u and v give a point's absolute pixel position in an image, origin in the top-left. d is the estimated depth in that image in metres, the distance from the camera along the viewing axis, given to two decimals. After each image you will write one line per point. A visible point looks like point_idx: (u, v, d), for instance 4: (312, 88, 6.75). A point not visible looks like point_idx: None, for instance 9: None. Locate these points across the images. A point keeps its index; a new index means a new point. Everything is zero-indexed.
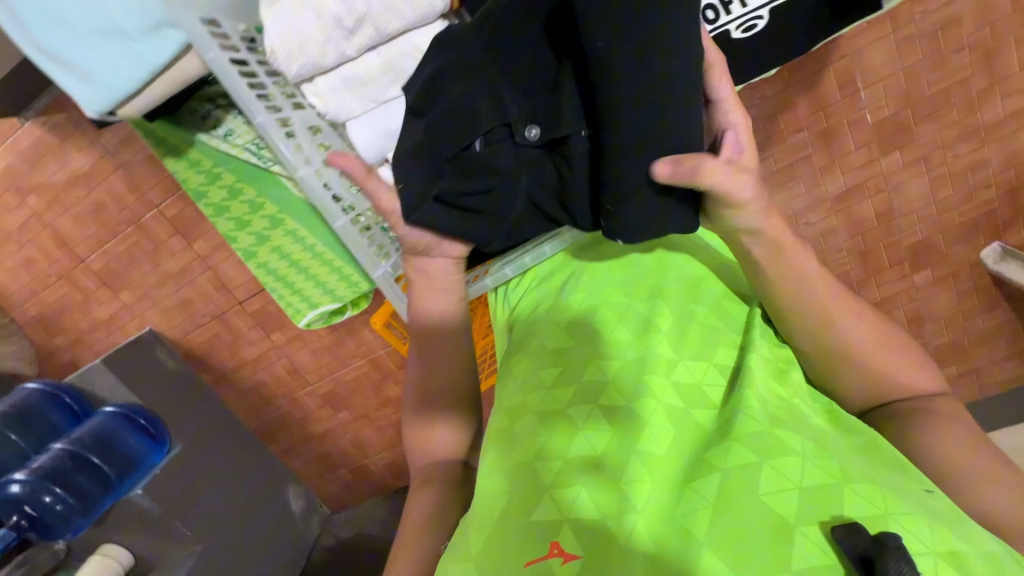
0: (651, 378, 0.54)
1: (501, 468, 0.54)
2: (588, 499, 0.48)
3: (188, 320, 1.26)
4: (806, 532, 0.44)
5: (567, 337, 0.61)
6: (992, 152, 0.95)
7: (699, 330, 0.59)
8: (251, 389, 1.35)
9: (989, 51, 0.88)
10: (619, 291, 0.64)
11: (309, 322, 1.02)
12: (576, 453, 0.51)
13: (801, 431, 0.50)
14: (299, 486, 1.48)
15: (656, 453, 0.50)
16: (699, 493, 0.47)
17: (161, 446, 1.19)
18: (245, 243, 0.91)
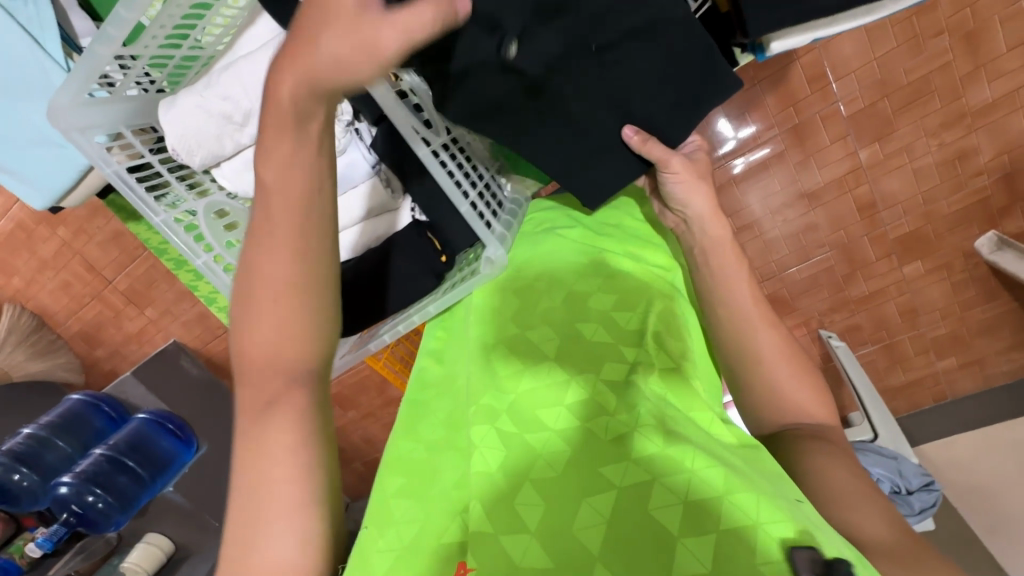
0: (545, 408, 0.52)
1: (411, 495, 0.52)
2: (485, 517, 0.45)
3: (207, 332, 1.38)
4: (686, 546, 0.41)
5: (477, 360, 0.59)
6: (982, 138, 0.90)
7: (584, 350, 0.56)
8: None
9: (972, 32, 0.83)
10: (521, 313, 0.63)
11: None
12: (479, 482, 0.48)
13: (692, 441, 0.47)
14: None
15: (551, 475, 0.47)
16: (594, 509, 0.44)
17: (189, 446, 1.32)
18: (205, 290, 0.98)
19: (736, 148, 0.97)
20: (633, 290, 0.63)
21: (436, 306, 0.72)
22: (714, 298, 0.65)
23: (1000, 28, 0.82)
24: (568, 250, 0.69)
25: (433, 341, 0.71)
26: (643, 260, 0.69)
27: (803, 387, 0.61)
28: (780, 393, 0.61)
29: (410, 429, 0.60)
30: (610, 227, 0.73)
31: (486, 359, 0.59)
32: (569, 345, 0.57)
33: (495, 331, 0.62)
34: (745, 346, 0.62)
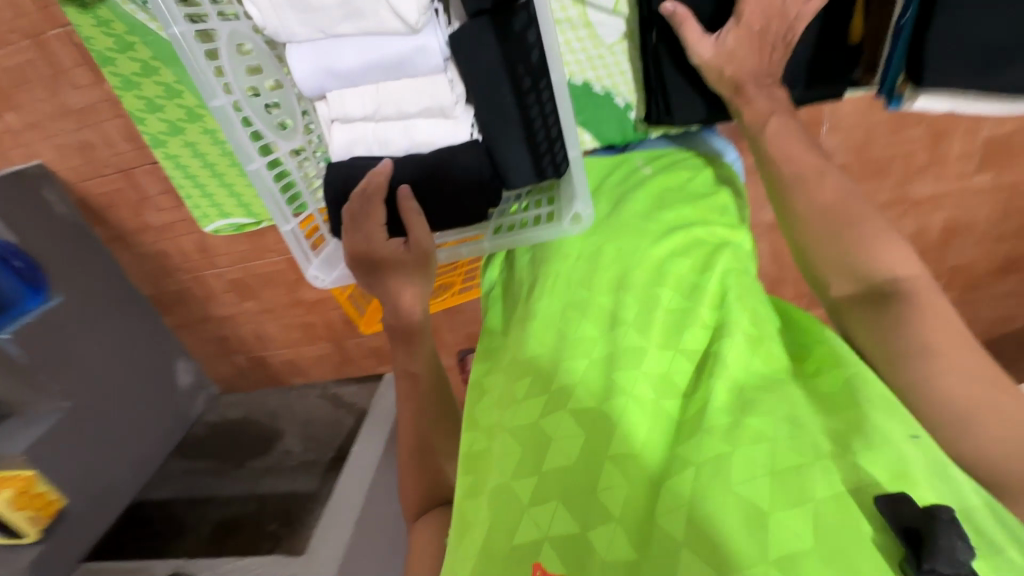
0: (621, 376, 0.51)
1: (473, 495, 0.51)
2: (567, 514, 0.45)
3: (89, 167, 1.12)
4: (780, 519, 0.40)
5: (551, 316, 0.58)
6: (908, 223, 1.04)
7: (665, 317, 0.55)
8: (150, 255, 1.26)
9: (941, 132, 0.93)
10: (586, 284, 0.60)
11: (219, 228, 0.93)
12: (557, 473, 0.47)
13: (773, 411, 0.46)
14: (190, 361, 1.45)
15: (629, 453, 0.47)
16: (675, 488, 0.44)
17: (37, 294, 1.14)
18: (155, 129, 0.81)
19: None
20: (708, 251, 0.60)
21: (493, 246, 0.66)
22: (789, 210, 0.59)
23: (962, 137, 0.93)
24: (631, 215, 0.64)
25: (490, 302, 0.69)
26: (711, 221, 0.63)
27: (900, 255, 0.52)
28: (874, 282, 0.52)
29: (470, 421, 0.57)
30: (682, 188, 0.67)
31: (556, 333, 0.57)
32: (646, 312, 0.55)
33: (562, 296, 0.59)
34: (828, 251, 0.55)
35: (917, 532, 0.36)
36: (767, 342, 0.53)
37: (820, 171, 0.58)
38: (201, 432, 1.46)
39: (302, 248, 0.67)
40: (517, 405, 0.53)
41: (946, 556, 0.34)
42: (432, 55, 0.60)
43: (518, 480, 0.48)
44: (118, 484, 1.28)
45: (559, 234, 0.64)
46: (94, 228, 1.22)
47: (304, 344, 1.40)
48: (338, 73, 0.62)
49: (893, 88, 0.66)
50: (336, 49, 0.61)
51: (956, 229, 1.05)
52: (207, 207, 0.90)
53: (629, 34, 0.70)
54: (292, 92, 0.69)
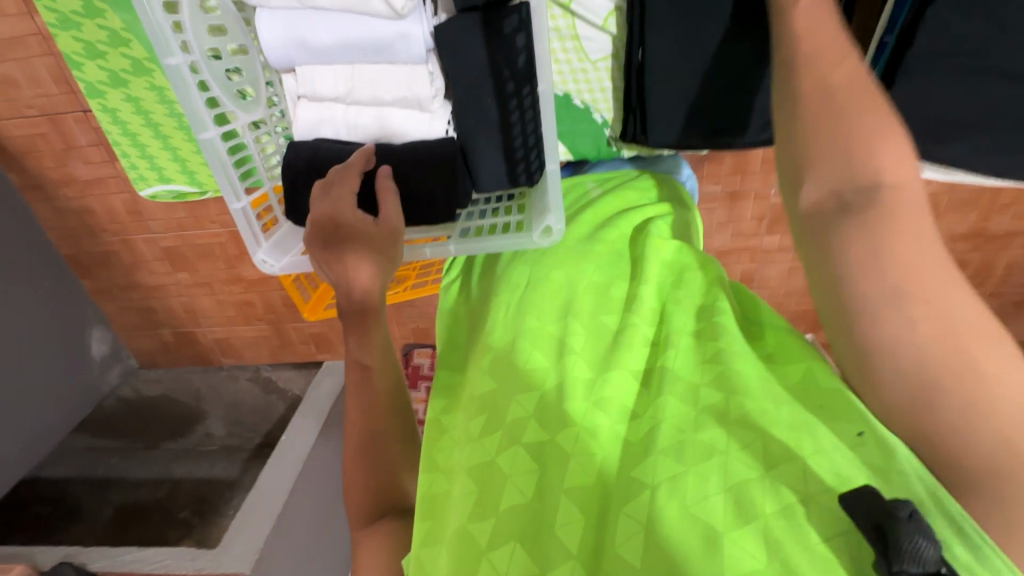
0: (572, 404, 0.50)
1: (432, 543, 0.47)
2: (524, 554, 0.43)
3: (7, 106, 1.00)
4: (733, 538, 0.39)
5: (501, 345, 0.57)
6: None
7: (614, 339, 0.56)
8: (72, 211, 1.15)
9: None
10: (540, 311, 0.59)
11: (156, 193, 0.87)
12: (511, 512, 0.45)
13: (721, 419, 0.46)
14: (107, 330, 1.34)
15: (584, 485, 0.46)
16: (631, 514, 0.43)
17: None
18: (92, 76, 0.73)
19: None
20: (663, 261, 0.61)
21: (458, 249, 0.65)
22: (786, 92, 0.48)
23: None
24: (569, 242, 0.65)
25: (444, 328, 0.67)
26: (662, 224, 0.65)
27: (895, 156, 0.43)
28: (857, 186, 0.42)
29: (428, 464, 0.55)
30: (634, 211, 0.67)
31: (508, 363, 0.55)
32: (597, 338, 0.56)
33: (520, 325, 0.58)
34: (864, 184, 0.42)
35: (880, 531, 0.34)
36: (720, 315, 0.54)
37: (841, 55, 0.48)
38: (111, 408, 1.33)
39: (251, 228, 0.63)
40: (473, 444, 0.51)
41: (908, 555, 0.32)
42: (414, 44, 0.58)
43: (475, 522, 0.45)
44: (8, 460, 1.15)
45: (529, 246, 0.64)
46: (7, 174, 1.10)
47: (238, 323, 1.31)
48: (312, 50, 0.60)
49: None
50: (313, 23, 0.58)
51: None
52: (145, 169, 0.83)
53: (614, 54, 0.71)
54: (257, 61, 0.65)
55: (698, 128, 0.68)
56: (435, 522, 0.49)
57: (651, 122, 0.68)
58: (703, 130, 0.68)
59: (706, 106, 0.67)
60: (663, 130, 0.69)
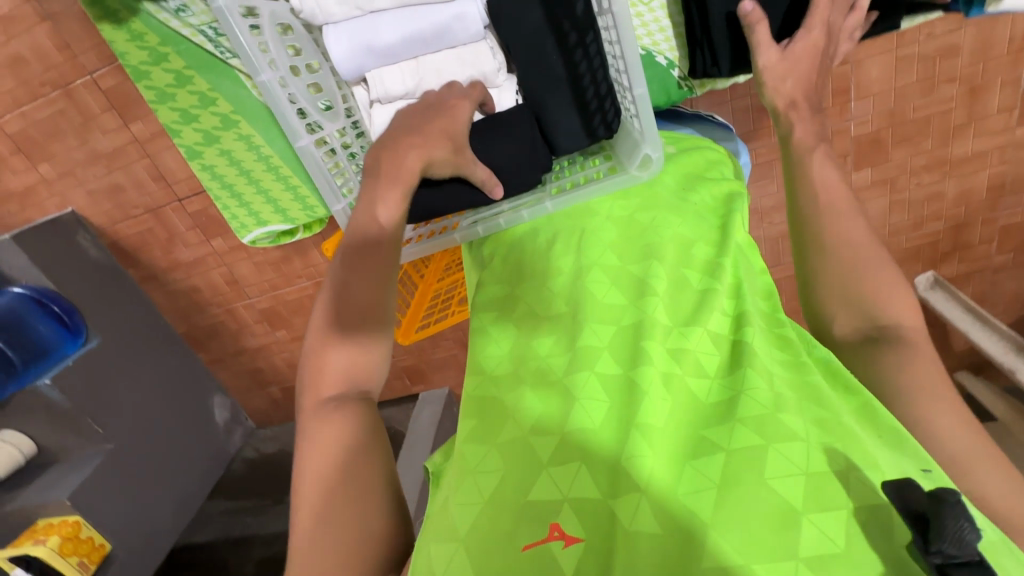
0: (649, 344, 0.49)
1: (477, 439, 0.50)
2: (589, 476, 0.44)
3: (118, 210, 1.15)
4: (811, 519, 0.40)
5: (566, 279, 0.57)
6: (949, 186, 1.01)
7: (692, 299, 0.54)
8: (181, 292, 1.28)
9: (976, 86, 0.90)
10: (618, 248, 0.58)
11: (256, 241, 0.91)
12: (577, 437, 0.46)
13: (803, 411, 0.46)
14: (225, 397, 1.45)
15: (656, 426, 0.45)
16: (703, 473, 0.43)
17: (75, 337, 1.13)
18: (190, 139, 0.80)
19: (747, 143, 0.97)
20: (727, 237, 0.58)
21: (558, 204, 0.64)
22: (810, 236, 0.57)
23: (998, 91, 0.90)
24: (660, 192, 0.62)
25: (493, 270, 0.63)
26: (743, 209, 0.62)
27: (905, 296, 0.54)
28: (883, 325, 0.54)
29: (473, 366, 0.56)
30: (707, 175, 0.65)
31: (577, 294, 0.55)
32: (673, 292, 0.54)
33: (589, 255, 0.57)
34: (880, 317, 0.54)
35: (925, 515, 0.37)
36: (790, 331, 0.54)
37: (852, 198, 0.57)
38: (237, 469, 1.44)
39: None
40: (541, 362, 0.52)
41: (952, 536, 0.35)
42: (474, 22, 0.64)
43: (537, 437, 0.47)
44: (164, 523, 1.27)
45: (629, 182, 0.63)
46: (126, 271, 1.24)
47: None
48: (379, 50, 0.64)
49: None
50: (376, 24, 0.63)
51: (1004, 186, 1.01)
52: (245, 218, 0.88)
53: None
54: (329, 78, 0.69)
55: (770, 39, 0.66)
56: (484, 432, 0.50)
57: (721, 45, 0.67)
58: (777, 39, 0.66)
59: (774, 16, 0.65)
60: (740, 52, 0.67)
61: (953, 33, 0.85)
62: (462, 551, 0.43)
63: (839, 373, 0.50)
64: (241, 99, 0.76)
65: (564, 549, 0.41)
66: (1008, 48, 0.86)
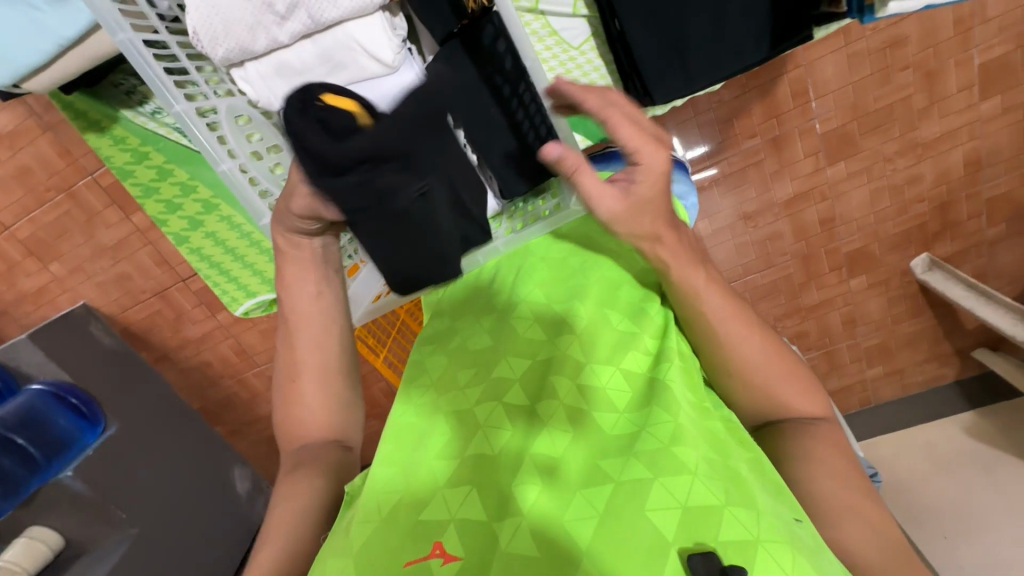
0: (558, 378, 0.53)
1: (389, 463, 0.52)
2: (478, 500, 0.46)
3: (128, 297, 1.19)
4: (675, 553, 0.41)
5: (490, 321, 0.61)
6: (926, 168, 1.02)
7: (611, 339, 0.55)
8: (194, 367, 1.31)
9: (931, 70, 0.93)
10: (547, 290, 0.61)
11: (248, 311, 0.93)
12: (475, 457, 0.50)
13: (700, 446, 0.47)
14: (246, 467, 1.46)
15: (550, 454, 0.48)
16: (585, 499, 0.45)
17: (94, 426, 1.14)
18: (176, 227, 0.84)
19: (716, 153, 1.01)
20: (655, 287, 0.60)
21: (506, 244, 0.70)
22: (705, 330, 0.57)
23: (953, 71, 0.93)
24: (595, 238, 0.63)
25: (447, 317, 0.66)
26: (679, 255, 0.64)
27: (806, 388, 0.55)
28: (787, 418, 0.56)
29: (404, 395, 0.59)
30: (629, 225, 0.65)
31: (500, 333, 0.59)
32: (593, 328, 0.56)
33: (519, 294, 0.62)
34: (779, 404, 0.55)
35: None
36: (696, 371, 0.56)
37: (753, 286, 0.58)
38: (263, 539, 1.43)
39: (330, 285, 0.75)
40: (458, 392, 0.55)
41: None
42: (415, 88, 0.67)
43: (441, 462, 0.50)
44: None
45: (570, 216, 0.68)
46: (139, 353, 1.27)
47: None
48: None
49: (861, 2, 0.62)
50: None
51: (981, 160, 1.01)
52: (234, 291, 0.91)
53: (593, 33, 0.75)
54: None
55: (699, 72, 0.68)
56: (400, 458, 0.52)
57: (651, 84, 0.69)
58: (704, 71, 0.68)
59: (698, 50, 0.67)
60: (670, 83, 0.69)
61: (898, 24, 0.89)
62: (351, 565, 0.45)
63: (737, 428, 0.53)
64: (216, 184, 0.80)
65: (442, 567, 0.43)
66: (954, 30, 0.89)
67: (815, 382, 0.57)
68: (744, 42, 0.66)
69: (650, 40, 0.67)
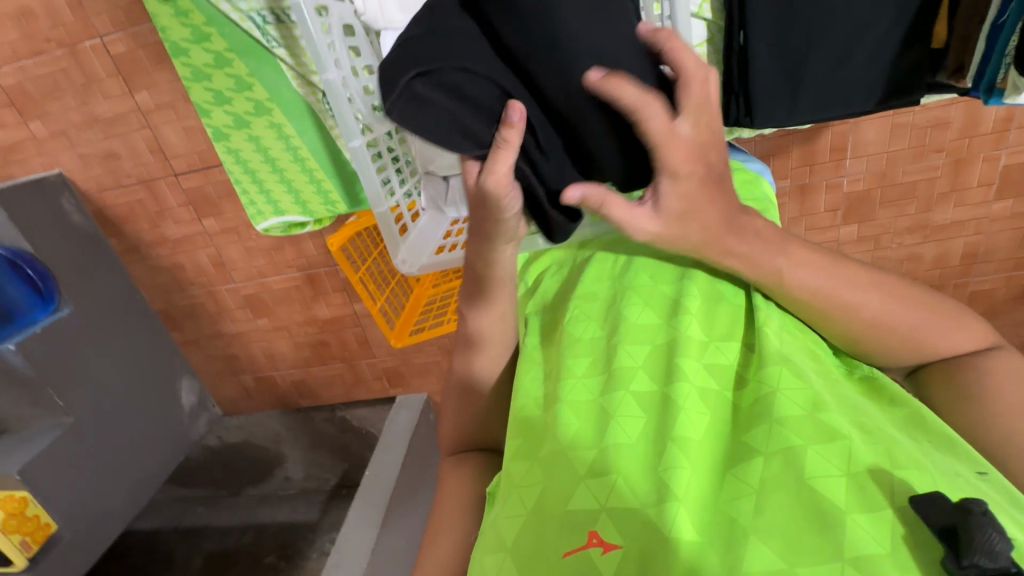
0: (685, 360, 0.50)
1: (523, 458, 0.51)
2: (629, 487, 0.44)
3: (109, 178, 1.11)
4: (856, 519, 0.39)
5: (602, 305, 0.58)
6: (928, 248, 1.07)
7: (730, 311, 0.54)
8: (163, 268, 1.24)
9: (961, 159, 0.96)
10: (654, 266, 0.59)
11: (269, 229, 0.89)
12: (620, 447, 0.47)
13: (840, 411, 0.45)
14: (195, 380, 1.41)
15: (692, 438, 0.45)
16: (743, 480, 0.43)
17: (46, 303, 1.10)
18: (219, 121, 0.79)
19: None
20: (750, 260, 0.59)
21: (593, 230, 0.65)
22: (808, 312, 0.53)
23: (980, 164, 0.97)
24: None
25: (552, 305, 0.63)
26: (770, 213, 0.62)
27: (958, 329, 0.51)
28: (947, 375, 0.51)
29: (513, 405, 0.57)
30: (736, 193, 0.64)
31: (612, 317, 0.56)
32: (711, 301, 0.54)
33: (629, 279, 0.59)
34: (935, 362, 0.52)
35: (954, 531, 0.35)
36: (811, 345, 0.53)
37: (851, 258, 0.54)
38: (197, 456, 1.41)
39: (392, 232, 0.70)
40: (575, 378, 0.53)
41: (980, 548, 0.33)
42: None
43: (572, 449, 0.48)
44: (116, 507, 1.22)
45: None
46: (107, 238, 1.20)
47: (311, 363, 1.35)
48: None
49: (991, 83, 0.59)
50: None
51: (977, 254, 1.07)
52: (263, 204, 0.86)
53: (710, 39, 0.70)
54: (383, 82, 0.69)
55: (804, 103, 0.66)
56: (528, 443, 0.52)
57: (756, 106, 0.67)
58: (809, 103, 0.66)
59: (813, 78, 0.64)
60: (775, 111, 0.67)
61: (946, 107, 0.91)
62: (509, 559, 0.46)
63: (883, 387, 0.50)
64: (280, 87, 0.76)
65: (603, 556, 0.42)
66: (993, 128, 0.93)
67: (973, 315, 0.52)
68: (856, 92, 0.65)
69: (767, 62, 0.64)
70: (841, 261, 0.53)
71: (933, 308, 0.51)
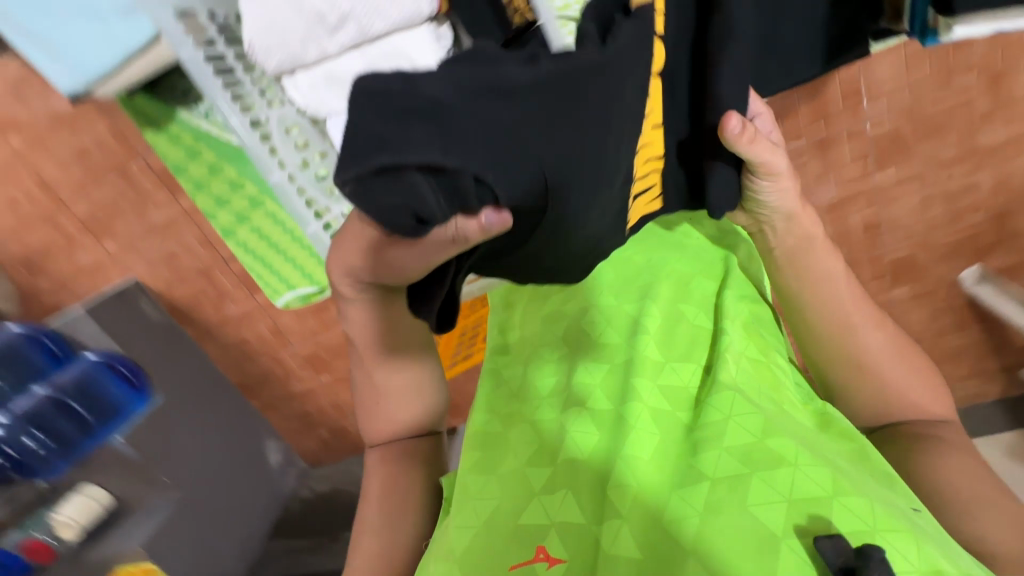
0: (640, 381, 0.61)
1: (477, 472, 0.61)
2: (575, 503, 0.53)
3: (174, 276, 1.26)
4: (788, 542, 0.46)
5: (581, 334, 0.70)
6: (985, 175, 0.97)
7: (685, 336, 0.67)
8: (233, 345, 1.37)
9: (999, 73, 0.87)
10: (616, 288, 0.73)
11: (287, 303, 0.98)
12: (583, 467, 0.55)
13: (786, 434, 0.54)
14: (279, 440, 1.54)
15: (640, 456, 0.54)
16: (685, 500, 0.50)
17: (141, 394, 1.20)
18: (224, 220, 0.89)
19: None
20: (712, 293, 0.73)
21: None
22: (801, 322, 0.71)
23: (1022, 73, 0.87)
24: (665, 237, 0.79)
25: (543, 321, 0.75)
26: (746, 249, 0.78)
27: (920, 389, 0.67)
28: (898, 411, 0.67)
29: (481, 404, 0.70)
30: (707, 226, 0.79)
31: (586, 342, 0.69)
32: (670, 329, 0.68)
33: (594, 295, 0.73)
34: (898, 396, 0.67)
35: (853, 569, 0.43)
36: (771, 365, 0.66)
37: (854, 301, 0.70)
38: (294, 509, 1.52)
39: None
40: (553, 401, 0.64)
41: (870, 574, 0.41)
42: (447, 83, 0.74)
43: (533, 467, 0.58)
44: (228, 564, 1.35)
45: None
46: (181, 327, 1.33)
47: None
48: None
49: (924, 26, 0.73)
50: None
51: None
52: (277, 284, 0.96)
53: None
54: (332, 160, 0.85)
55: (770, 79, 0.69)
56: (484, 455, 0.63)
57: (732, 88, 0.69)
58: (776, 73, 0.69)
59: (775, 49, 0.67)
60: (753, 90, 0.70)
61: None
62: (453, 568, 0.52)
63: (832, 419, 0.63)
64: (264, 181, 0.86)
65: (548, 569, 0.49)
66: None
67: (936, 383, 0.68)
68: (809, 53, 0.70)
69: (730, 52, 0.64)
70: (836, 293, 0.69)
71: (893, 353, 0.68)
